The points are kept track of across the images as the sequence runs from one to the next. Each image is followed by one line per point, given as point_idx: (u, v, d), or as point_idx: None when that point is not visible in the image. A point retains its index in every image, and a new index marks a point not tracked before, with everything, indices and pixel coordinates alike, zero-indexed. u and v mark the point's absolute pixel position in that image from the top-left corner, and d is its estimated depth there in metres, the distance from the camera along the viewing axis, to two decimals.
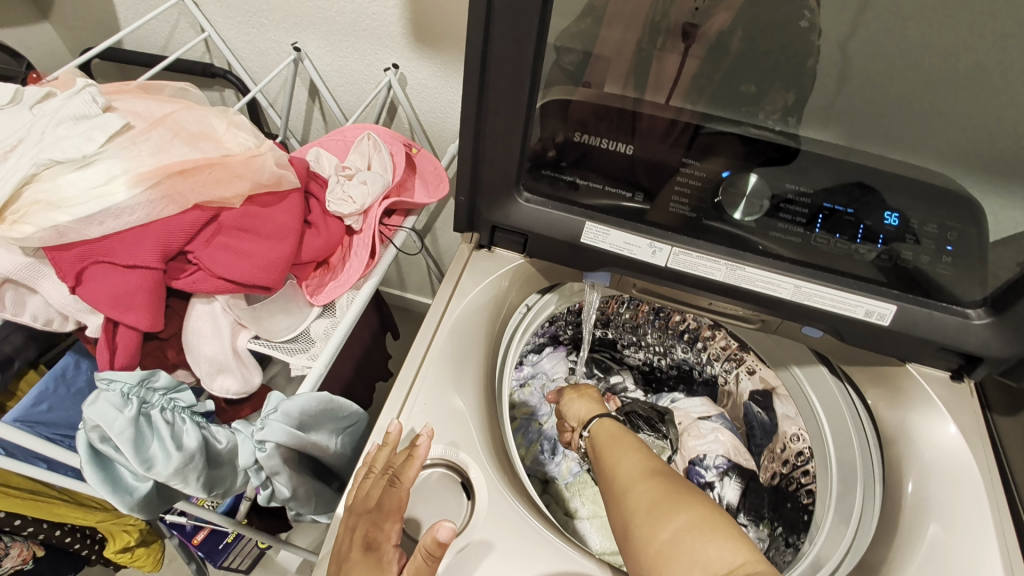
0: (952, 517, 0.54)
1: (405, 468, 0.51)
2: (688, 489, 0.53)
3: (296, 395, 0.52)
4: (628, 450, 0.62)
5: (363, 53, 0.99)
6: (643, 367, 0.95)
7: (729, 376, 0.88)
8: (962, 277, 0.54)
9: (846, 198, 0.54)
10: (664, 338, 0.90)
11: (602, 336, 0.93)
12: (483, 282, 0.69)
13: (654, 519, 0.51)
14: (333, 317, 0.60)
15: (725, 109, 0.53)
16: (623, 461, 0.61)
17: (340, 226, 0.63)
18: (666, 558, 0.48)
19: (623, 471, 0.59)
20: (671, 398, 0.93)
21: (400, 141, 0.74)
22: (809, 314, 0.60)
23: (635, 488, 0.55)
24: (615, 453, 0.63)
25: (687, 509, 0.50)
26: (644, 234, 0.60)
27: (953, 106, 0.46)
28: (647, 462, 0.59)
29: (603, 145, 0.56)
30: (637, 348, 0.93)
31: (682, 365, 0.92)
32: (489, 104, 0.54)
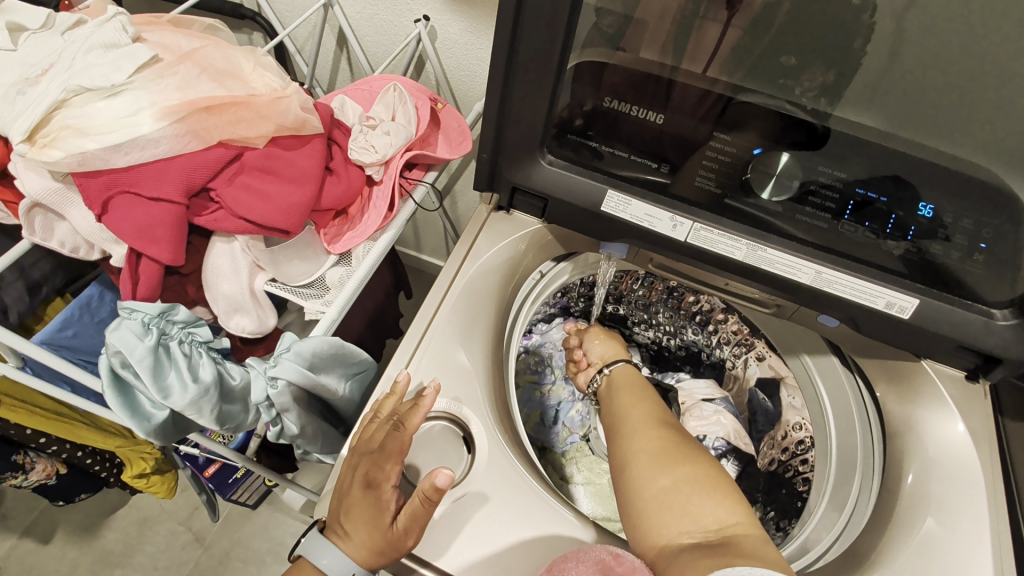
0: (949, 513, 0.54)
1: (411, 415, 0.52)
2: (695, 448, 0.56)
3: (309, 336, 0.52)
4: (638, 400, 0.65)
5: (394, 2, 0.97)
6: (651, 345, 0.94)
7: (737, 360, 0.88)
8: (993, 276, 0.52)
9: (880, 187, 0.52)
10: (675, 318, 0.89)
11: (612, 312, 0.92)
12: (499, 244, 0.68)
13: (657, 465, 0.53)
14: (348, 266, 0.60)
15: (761, 82, 0.51)
16: (634, 408, 0.63)
17: (360, 175, 0.62)
18: (659, 504, 0.51)
19: (632, 415, 0.62)
20: (676, 377, 0.92)
21: (426, 95, 0.72)
22: (828, 301, 0.59)
23: (640, 435, 0.58)
24: (626, 400, 0.65)
25: (691, 464, 0.53)
26: (665, 207, 0.59)
27: (1010, 99, 0.44)
28: (658, 414, 0.61)
29: (632, 112, 0.55)
30: (647, 326, 0.92)
31: (691, 347, 0.91)
32: (518, 62, 0.53)
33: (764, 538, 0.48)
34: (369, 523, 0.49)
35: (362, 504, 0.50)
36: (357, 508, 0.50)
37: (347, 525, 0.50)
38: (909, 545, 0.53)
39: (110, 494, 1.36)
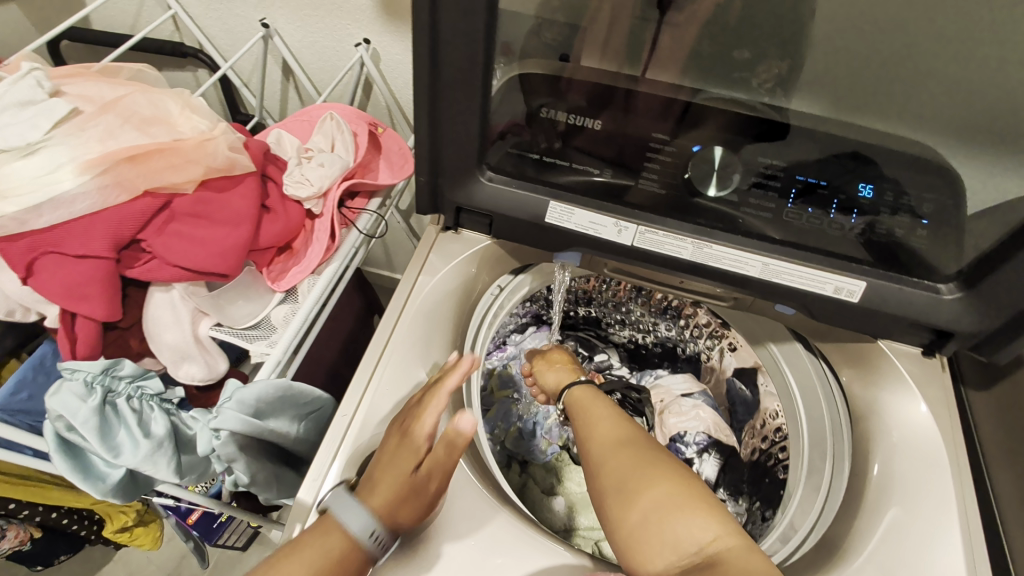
0: (914, 499, 0.54)
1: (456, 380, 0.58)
2: (663, 461, 0.54)
3: (252, 383, 0.51)
4: (598, 417, 0.62)
5: (333, 28, 0.96)
6: (628, 344, 0.94)
7: (712, 351, 0.88)
8: (936, 250, 0.53)
9: (823, 169, 0.53)
10: (648, 314, 0.89)
11: (585, 314, 0.92)
12: (450, 265, 0.68)
13: (625, 496, 0.52)
14: (294, 302, 0.59)
15: (717, 81, 0.52)
16: (596, 427, 0.61)
17: (299, 211, 0.61)
18: (637, 538, 0.51)
19: (592, 438, 0.60)
20: (655, 374, 0.92)
21: (365, 120, 0.71)
22: (778, 291, 0.59)
23: (603, 463, 0.56)
24: (585, 420, 0.63)
25: (658, 488, 0.52)
26: (609, 213, 0.58)
27: (933, 71, 0.46)
28: (620, 429, 0.59)
29: (569, 121, 0.55)
30: (623, 325, 0.93)
31: (666, 342, 0.92)
32: (443, 82, 0.51)
33: (746, 544, 0.49)
34: (400, 472, 0.51)
35: (397, 453, 0.52)
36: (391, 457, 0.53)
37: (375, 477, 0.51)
38: (877, 528, 0.53)
39: (95, 551, 1.32)
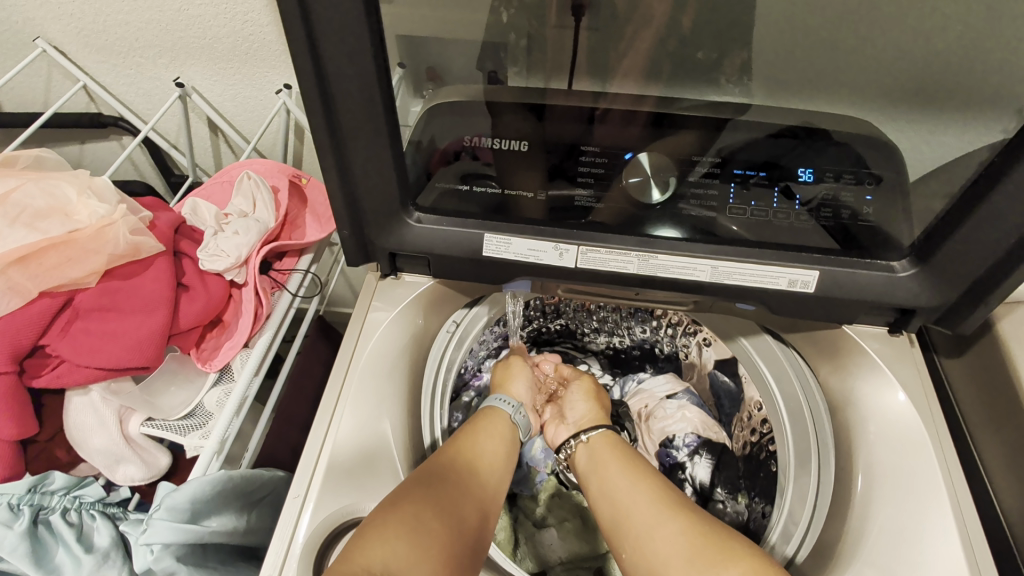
0: (904, 503, 0.54)
1: (479, 431, 0.66)
2: (728, 532, 0.56)
3: (184, 484, 0.49)
4: (636, 478, 0.64)
5: (252, 77, 0.93)
6: (609, 351, 0.88)
7: (690, 346, 0.82)
8: (884, 225, 0.52)
9: (759, 153, 0.52)
10: (620, 318, 0.84)
11: (558, 327, 0.87)
12: (393, 314, 0.65)
13: (696, 572, 0.54)
14: (227, 383, 0.56)
15: (684, 89, 0.52)
16: (636, 490, 0.63)
17: (220, 284, 0.58)
18: None
19: (637, 505, 0.61)
20: (637, 379, 0.86)
21: (287, 171, 0.69)
22: (734, 292, 0.57)
23: (664, 531, 0.58)
24: (621, 481, 0.64)
25: (735, 562, 0.53)
26: (547, 237, 0.56)
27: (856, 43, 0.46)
28: (665, 492, 0.62)
29: (501, 145, 0.54)
30: (599, 332, 0.87)
31: (643, 344, 0.86)
32: (345, 131, 0.48)
33: None
34: (434, 509, 0.53)
35: (424, 495, 0.54)
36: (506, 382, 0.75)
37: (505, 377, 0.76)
38: (876, 527, 0.54)
39: None
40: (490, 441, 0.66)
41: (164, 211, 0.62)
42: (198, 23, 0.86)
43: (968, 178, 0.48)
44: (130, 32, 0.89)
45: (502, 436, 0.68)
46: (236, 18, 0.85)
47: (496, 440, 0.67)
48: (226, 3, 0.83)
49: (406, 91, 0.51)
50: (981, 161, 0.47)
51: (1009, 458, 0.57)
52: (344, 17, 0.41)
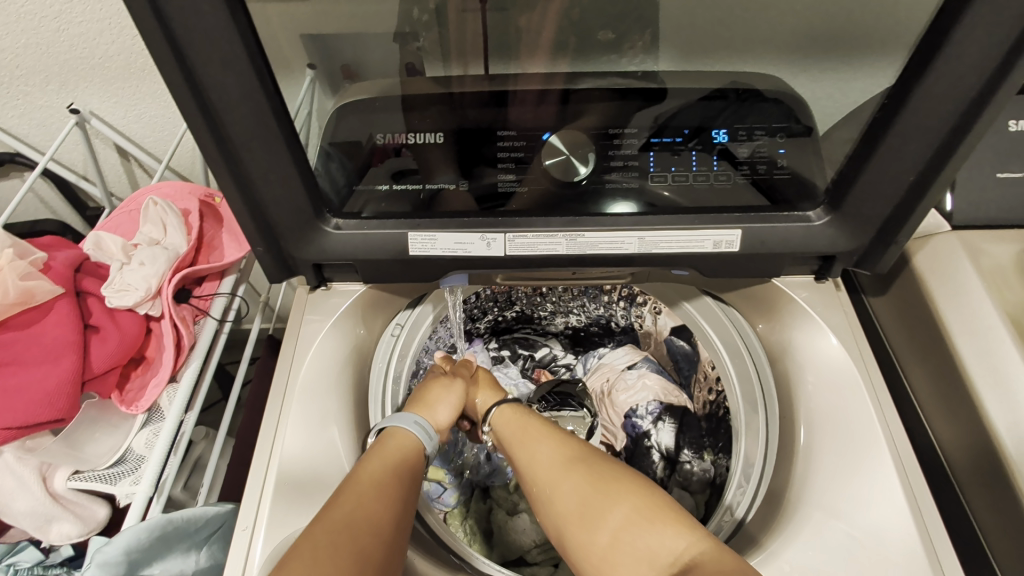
0: (842, 441, 0.57)
1: (385, 449, 0.58)
2: (618, 474, 0.56)
3: (119, 535, 0.51)
4: (535, 443, 0.62)
5: (154, 93, 0.87)
6: (569, 331, 0.88)
7: (644, 316, 0.82)
8: (799, 172, 0.53)
9: (691, 118, 0.52)
10: (571, 298, 0.83)
11: (514, 315, 0.86)
12: (329, 326, 0.63)
13: (588, 519, 0.54)
14: (152, 424, 0.59)
15: (589, 65, 0.51)
16: (536, 454, 0.61)
17: (133, 320, 0.61)
18: (612, 560, 0.51)
19: (536, 467, 0.60)
20: (598, 355, 0.87)
21: (198, 193, 0.71)
22: (665, 259, 0.58)
23: (558, 488, 0.57)
24: (521, 450, 0.63)
25: (622, 503, 0.53)
26: (472, 228, 0.55)
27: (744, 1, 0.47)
28: (561, 448, 0.61)
29: (412, 139, 0.52)
30: (554, 315, 0.86)
31: (600, 320, 0.86)
32: (237, 145, 0.46)
33: (718, 542, 0.50)
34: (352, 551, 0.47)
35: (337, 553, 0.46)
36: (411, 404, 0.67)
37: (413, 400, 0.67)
38: (821, 466, 0.57)
39: None
40: (396, 449, 0.59)
41: (66, 250, 0.64)
42: (83, 43, 0.80)
43: (865, 121, 0.49)
44: (8, 59, 0.81)
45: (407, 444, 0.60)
46: (123, 33, 0.79)
47: (406, 455, 0.59)
48: (109, 18, 0.77)
49: (321, 90, 0.51)
50: (875, 104, 0.49)
51: (932, 383, 0.60)
52: (208, 24, 0.39)
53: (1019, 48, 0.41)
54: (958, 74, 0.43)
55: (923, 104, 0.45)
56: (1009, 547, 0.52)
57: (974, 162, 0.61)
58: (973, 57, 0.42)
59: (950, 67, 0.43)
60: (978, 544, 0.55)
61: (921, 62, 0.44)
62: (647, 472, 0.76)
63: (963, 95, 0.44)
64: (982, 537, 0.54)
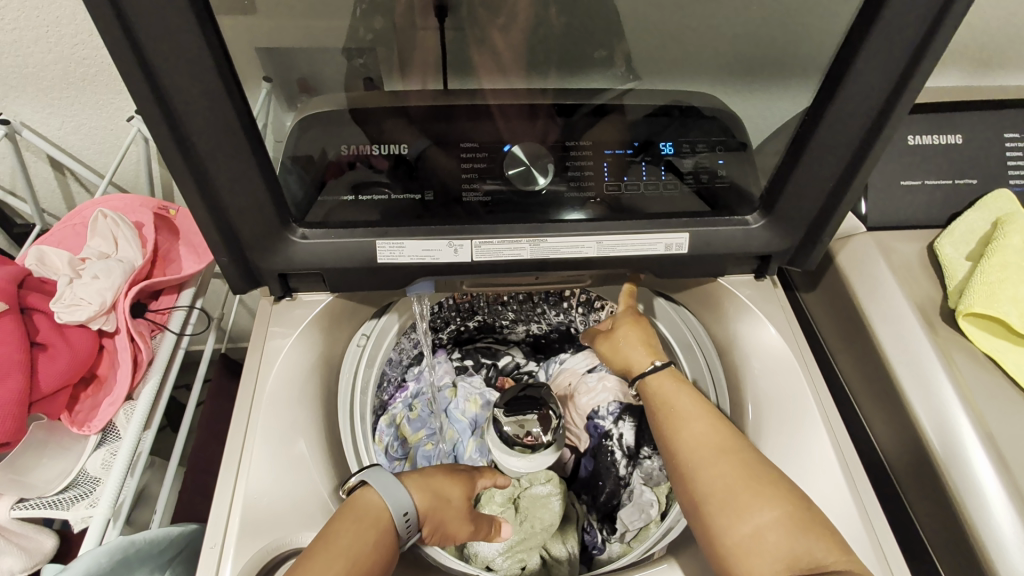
0: (784, 421, 0.62)
1: (334, 547, 0.51)
2: (773, 475, 0.56)
3: (76, 560, 0.48)
4: (687, 420, 0.62)
5: (96, 104, 0.84)
6: (528, 338, 0.92)
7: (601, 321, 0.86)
8: (735, 181, 0.59)
9: (639, 133, 0.57)
10: (532, 305, 0.86)
11: (476, 324, 0.89)
12: (295, 336, 0.64)
13: (734, 509, 0.54)
14: (109, 445, 0.58)
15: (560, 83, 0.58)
16: (687, 430, 0.61)
17: (87, 336, 0.59)
18: (746, 552, 0.52)
19: (686, 443, 0.60)
20: (559, 359, 0.90)
21: (152, 205, 0.70)
22: (621, 262, 0.61)
23: (710, 469, 0.57)
24: (668, 423, 0.63)
25: (772, 505, 0.53)
26: (438, 235, 0.56)
27: None
28: (716, 433, 0.60)
29: (376, 150, 0.54)
30: (515, 323, 0.90)
31: (560, 326, 0.90)
32: (202, 153, 0.46)
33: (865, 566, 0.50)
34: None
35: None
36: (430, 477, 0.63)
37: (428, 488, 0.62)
38: (766, 445, 0.62)
39: None
40: (353, 544, 0.52)
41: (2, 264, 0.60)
42: (15, 51, 0.76)
43: (789, 133, 0.56)
44: None
45: (368, 518, 0.55)
46: (63, 42, 0.76)
47: (366, 545, 0.52)
48: (47, 26, 0.74)
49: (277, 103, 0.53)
50: (797, 120, 0.55)
51: (859, 368, 0.66)
52: (176, 34, 0.39)
53: (907, 73, 0.48)
54: (864, 94, 0.49)
55: (834, 119, 0.51)
56: (927, 510, 0.58)
57: (881, 173, 0.69)
58: (874, 81, 0.49)
59: (855, 88, 0.49)
60: (905, 512, 0.61)
61: (831, 84, 0.50)
62: (609, 471, 0.79)
63: (869, 112, 0.51)
64: (909, 506, 0.60)
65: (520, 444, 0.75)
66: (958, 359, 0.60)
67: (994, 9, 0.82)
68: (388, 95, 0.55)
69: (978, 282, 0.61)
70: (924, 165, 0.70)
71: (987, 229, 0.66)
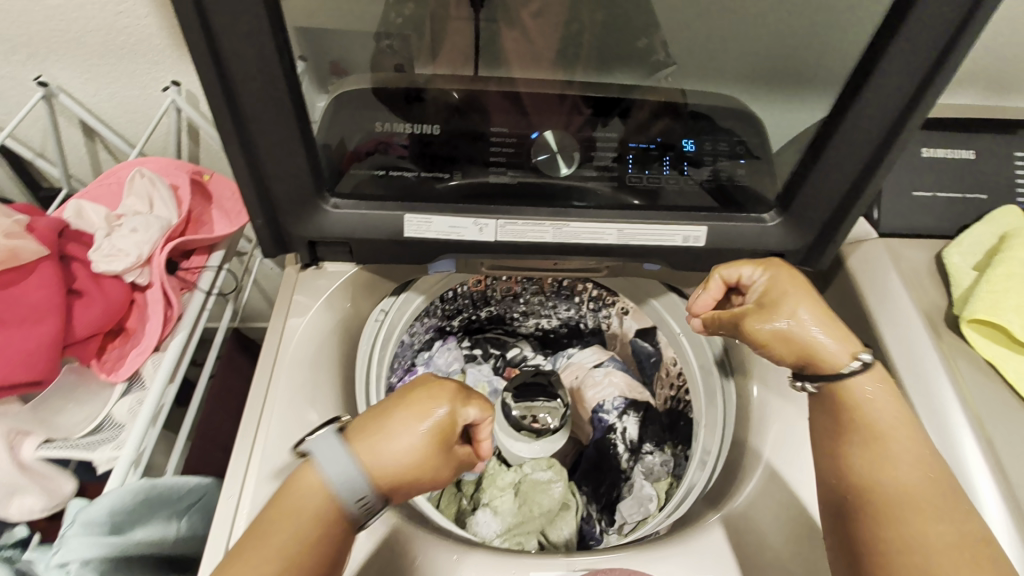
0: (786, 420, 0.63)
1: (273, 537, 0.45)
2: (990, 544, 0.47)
3: (104, 496, 0.53)
4: (902, 457, 0.50)
5: (133, 74, 0.86)
6: (538, 332, 0.92)
7: (611, 318, 0.87)
8: (751, 183, 0.62)
9: (663, 130, 0.59)
10: (544, 298, 0.87)
11: (488, 314, 0.89)
12: (317, 305, 0.66)
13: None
14: (135, 393, 0.60)
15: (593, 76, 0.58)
16: (896, 468, 0.50)
17: (120, 286, 0.61)
18: None
19: (893, 483, 0.49)
20: (567, 355, 0.92)
21: (187, 169, 0.72)
22: (639, 252, 0.63)
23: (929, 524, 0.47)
24: (870, 453, 0.51)
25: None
26: (466, 214, 0.58)
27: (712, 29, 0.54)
28: (932, 479, 0.49)
29: (410, 129, 0.57)
30: (527, 316, 0.90)
31: (570, 322, 0.90)
32: (246, 114, 0.48)
33: None
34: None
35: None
36: (384, 433, 0.49)
37: (388, 441, 0.49)
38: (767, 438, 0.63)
39: None
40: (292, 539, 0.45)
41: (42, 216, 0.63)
42: (59, 16, 0.78)
43: (808, 136, 0.57)
44: None
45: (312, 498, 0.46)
46: (106, 11, 0.78)
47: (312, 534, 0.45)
48: None
49: (309, 84, 0.53)
50: (817, 122, 0.57)
51: None
52: None
53: (927, 82, 0.49)
54: (884, 99, 0.51)
55: (853, 123, 0.53)
56: None
57: (895, 183, 0.71)
58: (895, 86, 0.50)
59: (876, 94, 0.51)
60: None
61: (853, 89, 0.52)
62: (613, 462, 0.80)
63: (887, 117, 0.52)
64: None
65: (527, 428, 0.79)
66: (962, 366, 0.61)
67: (1010, 34, 0.85)
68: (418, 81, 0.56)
69: (984, 291, 0.62)
70: (936, 177, 0.72)
71: (993, 242, 0.68)
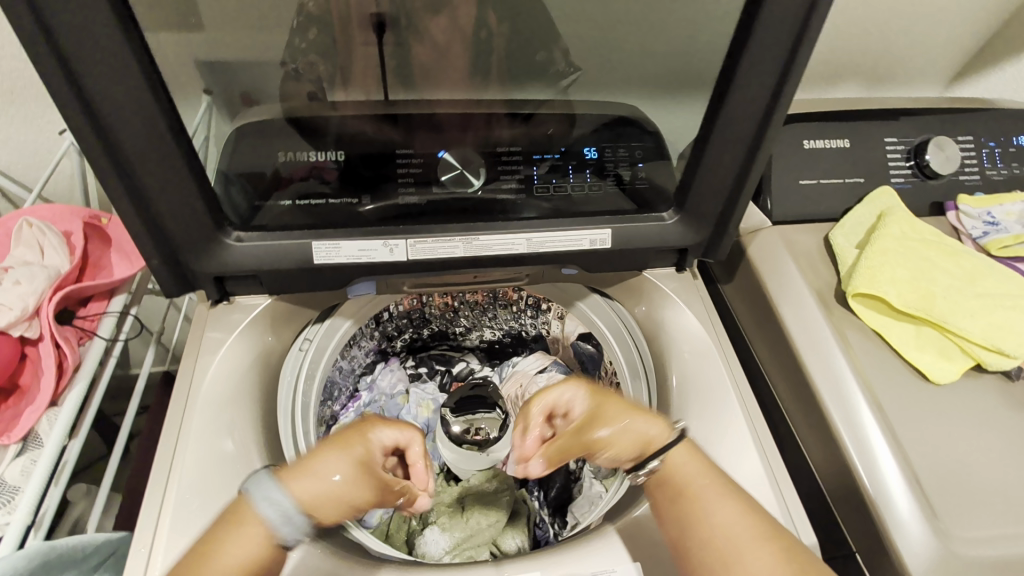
0: (702, 404, 0.67)
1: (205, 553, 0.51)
2: None
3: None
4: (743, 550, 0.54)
5: (30, 118, 0.83)
6: (484, 344, 0.94)
7: (550, 324, 0.88)
8: (655, 182, 0.65)
9: (564, 139, 0.62)
10: (480, 314, 0.88)
11: (431, 331, 0.90)
12: (233, 338, 0.65)
13: None
14: (29, 454, 0.57)
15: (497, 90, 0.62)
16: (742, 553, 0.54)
17: (7, 341, 0.59)
18: None
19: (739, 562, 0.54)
20: (511, 364, 0.91)
21: (84, 214, 0.70)
22: (551, 258, 0.65)
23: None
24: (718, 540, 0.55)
25: None
26: (374, 236, 0.59)
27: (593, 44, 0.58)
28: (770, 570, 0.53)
29: (316, 156, 0.58)
30: (469, 330, 0.90)
31: (513, 332, 0.92)
32: (128, 156, 0.47)
33: None
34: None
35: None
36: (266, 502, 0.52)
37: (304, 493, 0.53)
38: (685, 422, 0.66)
39: None
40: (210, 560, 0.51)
41: None
42: None
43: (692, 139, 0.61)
44: None
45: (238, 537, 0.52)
46: None
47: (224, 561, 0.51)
48: None
49: (217, 115, 0.55)
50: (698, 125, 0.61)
51: (772, 350, 0.71)
52: (99, 40, 0.41)
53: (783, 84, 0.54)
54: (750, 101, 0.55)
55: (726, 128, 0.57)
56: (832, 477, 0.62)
57: (785, 174, 0.77)
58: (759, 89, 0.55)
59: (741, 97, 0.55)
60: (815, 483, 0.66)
61: (719, 94, 0.55)
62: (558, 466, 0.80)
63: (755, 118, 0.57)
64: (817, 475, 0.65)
65: (468, 441, 0.78)
66: (851, 337, 0.67)
67: (878, 33, 0.94)
68: (325, 105, 0.58)
69: (864, 266, 0.68)
70: (821, 166, 0.78)
71: (873, 221, 0.75)
